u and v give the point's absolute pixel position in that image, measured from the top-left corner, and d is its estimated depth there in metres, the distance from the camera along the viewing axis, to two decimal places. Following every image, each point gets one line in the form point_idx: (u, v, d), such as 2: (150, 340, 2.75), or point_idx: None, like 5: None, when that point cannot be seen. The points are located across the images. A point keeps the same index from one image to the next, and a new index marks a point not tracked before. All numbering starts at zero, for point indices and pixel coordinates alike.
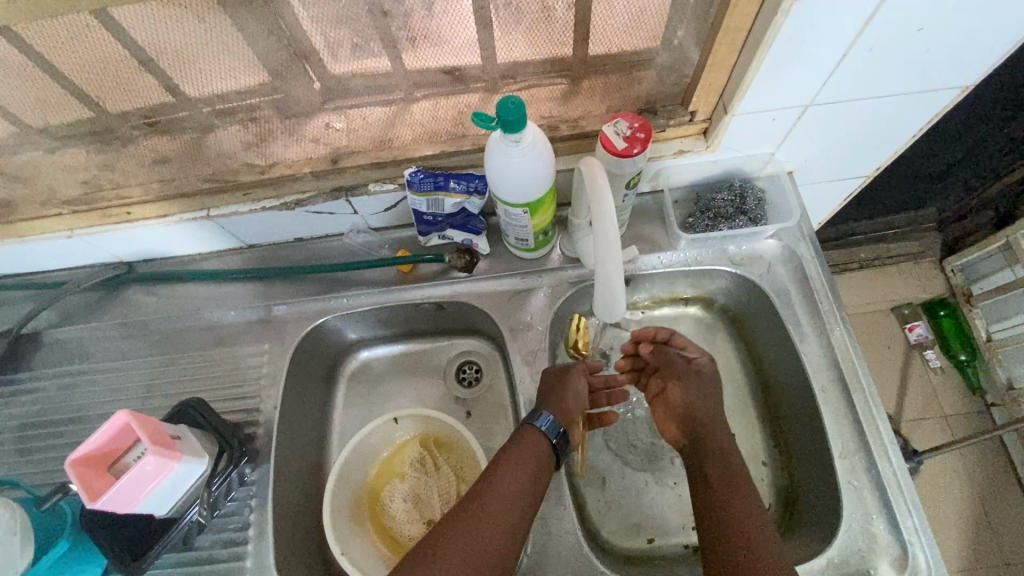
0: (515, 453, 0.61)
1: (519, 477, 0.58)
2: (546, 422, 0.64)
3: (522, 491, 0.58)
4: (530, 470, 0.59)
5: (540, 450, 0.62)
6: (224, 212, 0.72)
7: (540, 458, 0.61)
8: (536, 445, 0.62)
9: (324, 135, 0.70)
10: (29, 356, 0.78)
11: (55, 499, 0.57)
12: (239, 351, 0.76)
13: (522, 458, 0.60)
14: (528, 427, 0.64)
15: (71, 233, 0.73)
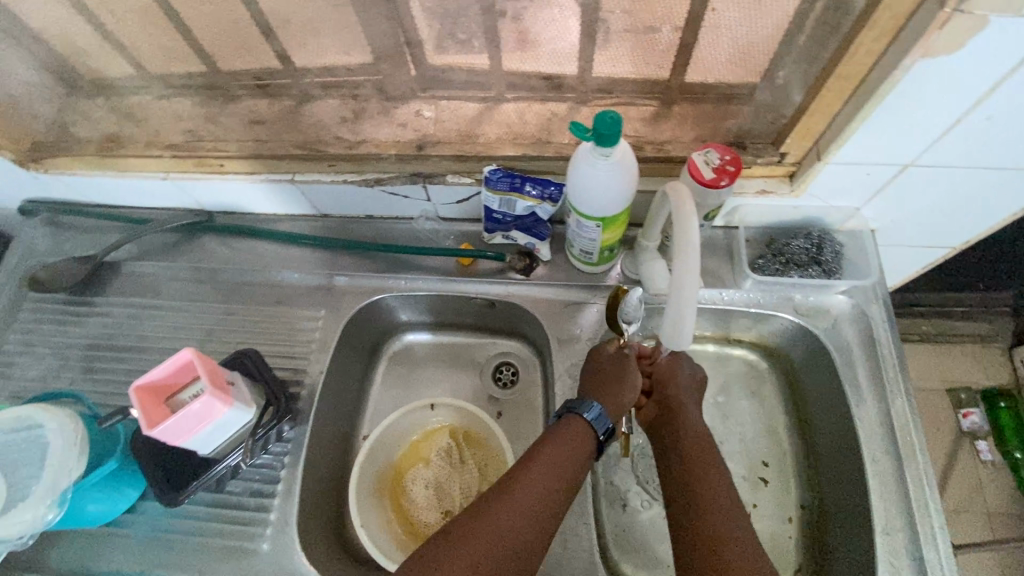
0: (555, 446, 0.60)
1: (556, 474, 0.58)
2: (593, 413, 0.63)
3: (556, 487, 0.58)
4: (568, 467, 0.59)
5: (583, 444, 0.61)
6: (307, 179, 0.73)
7: (583, 450, 0.61)
8: (578, 437, 0.61)
9: (413, 121, 0.72)
10: (106, 283, 0.83)
11: (115, 420, 0.61)
12: (295, 313, 0.79)
13: (562, 455, 0.60)
14: (576, 418, 0.63)
15: (166, 175, 0.76)
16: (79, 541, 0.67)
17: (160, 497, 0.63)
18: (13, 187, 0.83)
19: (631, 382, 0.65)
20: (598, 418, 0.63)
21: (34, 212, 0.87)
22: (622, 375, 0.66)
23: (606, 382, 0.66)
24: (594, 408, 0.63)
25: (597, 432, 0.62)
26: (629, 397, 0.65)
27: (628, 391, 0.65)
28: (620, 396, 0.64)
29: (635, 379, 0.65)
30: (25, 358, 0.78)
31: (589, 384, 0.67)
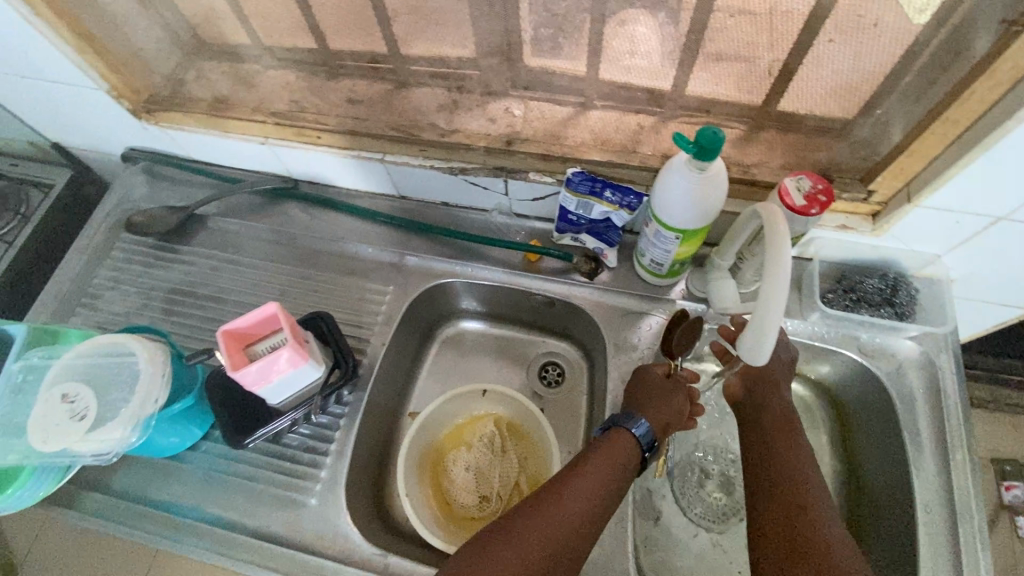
0: (603, 455, 0.62)
1: (604, 480, 0.59)
2: (641, 429, 0.64)
3: (604, 492, 0.59)
4: (616, 475, 0.60)
5: (631, 456, 0.63)
6: (396, 159, 0.77)
7: (630, 460, 0.62)
8: (624, 451, 0.62)
9: (502, 116, 0.75)
10: (193, 234, 0.88)
11: (200, 359, 0.66)
12: (364, 285, 0.82)
13: (606, 465, 0.61)
14: (623, 431, 0.64)
15: (266, 140, 0.80)
16: (144, 469, 0.72)
17: (227, 438, 0.67)
18: (122, 133, 0.90)
19: (676, 401, 0.67)
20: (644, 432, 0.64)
21: (136, 159, 0.93)
22: (666, 392, 0.68)
23: (651, 397, 0.67)
24: (638, 421, 0.64)
25: (642, 446, 0.63)
26: (671, 413, 0.67)
27: (671, 409, 0.67)
28: (663, 411, 0.66)
29: (678, 402, 0.67)
30: (112, 293, 0.83)
31: (632, 399, 0.68)
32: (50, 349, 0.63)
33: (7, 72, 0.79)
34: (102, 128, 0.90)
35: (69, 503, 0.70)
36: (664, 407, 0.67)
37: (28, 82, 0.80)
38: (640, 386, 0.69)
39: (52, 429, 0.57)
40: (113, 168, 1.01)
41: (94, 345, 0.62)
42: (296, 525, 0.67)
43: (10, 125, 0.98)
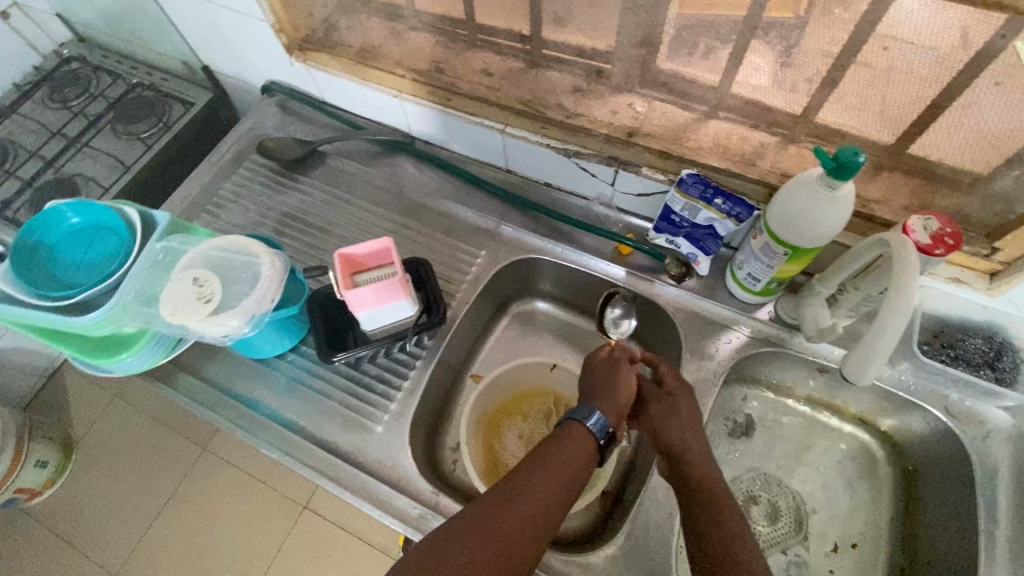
0: (558, 453, 0.60)
1: (558, 481, 0.57)
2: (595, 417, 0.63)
3: (548, 501, 0.56)
4: (567, 476, 0.58)
5: (584, 452, 0.61)
6: (516, 133, 0.81)
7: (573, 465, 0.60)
8: (579, 447, 0.60)
9: (623, 110, 0.77)
10: (311, 167, 0.95)
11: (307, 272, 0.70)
12: (458, 246, 0.86)
13: (562, 465, 0.58)
14: (576, 425, 0.62)
15: (400, 95, 0.86)
16: (234, 366, 0.78)
17: (320, 351, 0.72)
18: (268, 65, 0.97)
19: (626, 383, 0.67)
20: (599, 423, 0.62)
21: (272, 92, 1.01)
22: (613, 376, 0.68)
23: (602, 384, 0.67)
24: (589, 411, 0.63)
25: (597, 438, 0.62)
26: (623, 402, 0.66)
27: (623, 398, 0.66)
28: (613, 398, 0.65)
29: (629, 384, 0.67)
30: (232, 206, 0.90)
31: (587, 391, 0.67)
32: (186, 239, 0.70)
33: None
34: (252, 58, 0.97)
35: (167, 380, 0.77)
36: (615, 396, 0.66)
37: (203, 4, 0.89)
38: (594, 376, 0.68)
39: (183, 305, 0.63)
40: (249, 97, 1.10)
41: (224, 242, 0.68)
42: (362, 448, 0.71)
43: (171, 42, 1.08)
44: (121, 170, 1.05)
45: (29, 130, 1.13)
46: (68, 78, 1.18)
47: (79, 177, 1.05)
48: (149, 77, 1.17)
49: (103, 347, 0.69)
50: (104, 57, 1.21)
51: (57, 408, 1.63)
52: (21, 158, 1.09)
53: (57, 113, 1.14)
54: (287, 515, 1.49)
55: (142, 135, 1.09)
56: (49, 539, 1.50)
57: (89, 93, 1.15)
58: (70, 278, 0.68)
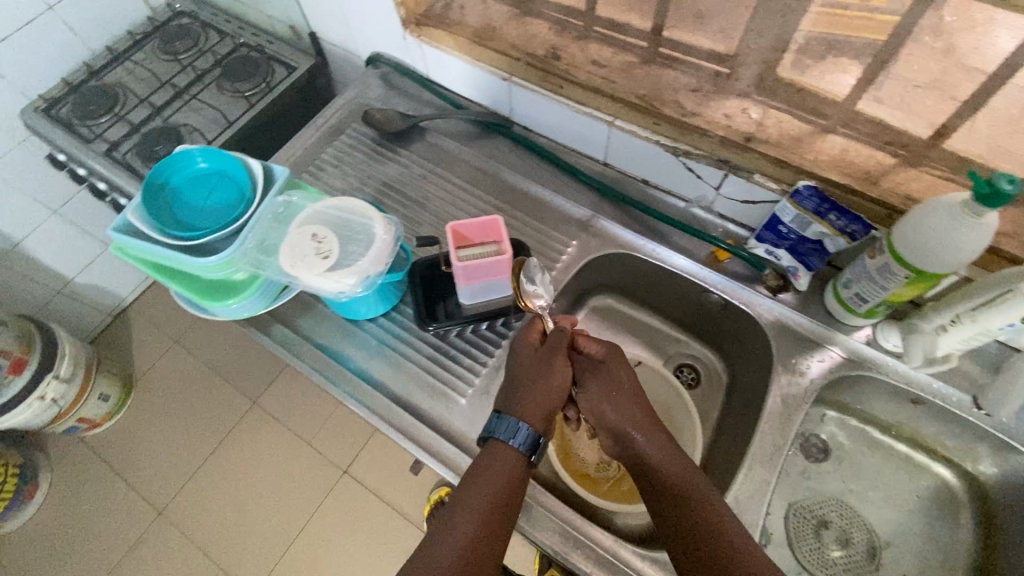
0: (485, 477, 0.58)
1: (489, 508, 0.56)
2: (511, 429, 0.60)
3: (496, 515, 0.56)
4: (497, 498, 0.57)
5: (511, 468, 0.59)
6: (626, 127, 0.81)
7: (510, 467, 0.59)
8: (504, 465, 0.59)
9: (736, 115, 0.75)
10: (411, 142, 0.97)
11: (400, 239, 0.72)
12: (549, 234, 0.86)
13: (489, 489, 0.57)
14: (500, 444, 0.60)
15: (509, 78, 0.87)
16: (327, 324, 0.81)
17: (420, 318, 0.76)
18: (378, 37, 0.98)
19: (552, 375, 0.65)
20: (524, 437, 0.60)
21: (377, 63, 1.02)
22: (542, 371, 0.65)
23: (531, 386, 0.64)
24: (509, 428, 0.60)
25: (526, 452, 0.60)
26: (553, 399, 0.64)
27: (558, 393, 0.64)
28: (544, 396, 0.63)
29: (555, 377, 0.64)
30: (334, 170, 0.93)
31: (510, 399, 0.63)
32: (306, 196, 0.72)
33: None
34: (362, 28, 0.99)
35: (263, 329, 0.80)
36: (547, 393, 0.64)
37: None
38: (517, 376, 0.65)
39: (302, 259, 0.65)
40: (350, 67, 1.12)
41: (341, 203, 0.70)
42: (445, 418, 0.73)
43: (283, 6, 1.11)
44: (224, 125, 1.09)
45: (139, 77, 1.17)
46: (177, 31, 1.22)
47: (184, 127, 1.09)
48: (254, 39, 1.20)
49: (212, 290, 0.71)
50: (213, 15, 1.24)
51: (122, 347, 1.70)
52: (131, 103, 1.13)
53: (167, 64, 1.18)
54: (326, 476, 1.53)
55: (246, 93, 1.12)
56: (101, 470, 1.56)
57: (198, 48, 1.19)
58: (189, 221, 0.70)
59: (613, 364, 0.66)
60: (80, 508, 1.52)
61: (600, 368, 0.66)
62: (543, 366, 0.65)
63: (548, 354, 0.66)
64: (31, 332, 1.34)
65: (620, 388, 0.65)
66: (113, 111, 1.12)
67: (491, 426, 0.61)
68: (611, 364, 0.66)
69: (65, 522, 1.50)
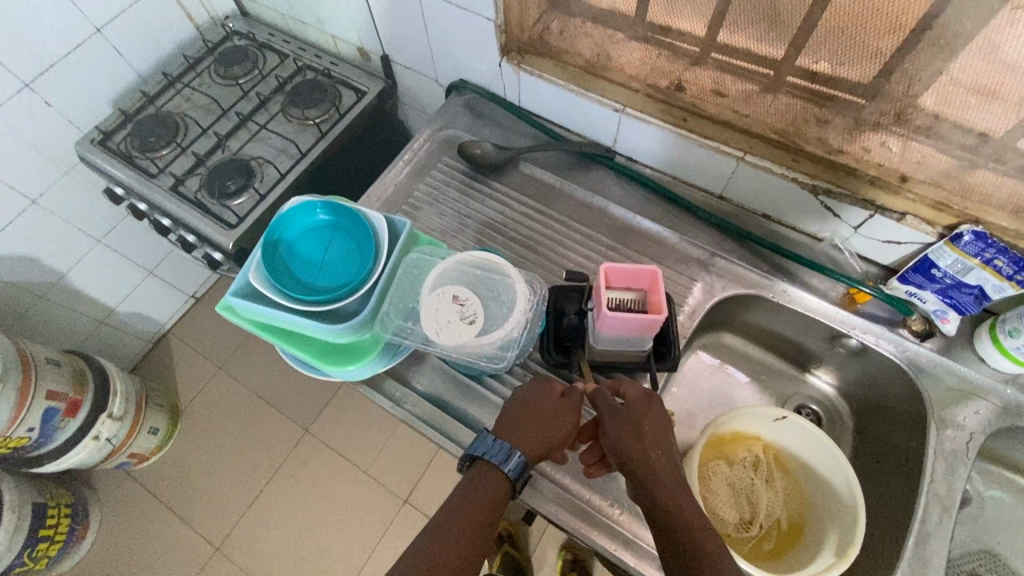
0: (469, 488, 0.59)
1: (470, 513, 0.57)
2: (501, 456, 0.60)
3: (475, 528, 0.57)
4: (479, 507, 0.58)
5: (499, 484, 0.60)
6: (756, 162, 0.76)
7: (497, 488, 0.59)
8: (492, 482, 0.59)
9: (875, 150, 0.71)
10: (506, 175, 0.91)
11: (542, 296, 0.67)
12: (667, 276, 0.82)
13: (470, 497, 0.58)
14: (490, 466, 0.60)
15: (622, 109, 0.81)
16: (443, 380, 0.75)
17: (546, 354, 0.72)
18: (467, 63, 0.93)
19: (557, 420, 0.62)
20: (512, 464, 0.59)
21: (463, 90, 0.97)
22: (547, 413, 0.63)
23: (534, 419, 0.62)
24: (500, 452, 0.60)
25: (512, 480, 0.60)
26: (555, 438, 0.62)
27: (561, 433, 0.62)
28: (544, 435, 0.61)
29: (558, 422, 0.62)
30: (430, 209, 0.88)
31: (507, 425, 0.63)
32: (434, 252, 0.68)
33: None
34: (450, 53, 0.93)
35: (376, 386, 0.75)
36: (550, 430, 0.62)
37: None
38: (521, 407, 0.64)
39: (447, 325, 0.61)
40: (426, 90, 1.06)
41: (477, 257, 0.66)
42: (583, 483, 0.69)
43: (354, 28, 1.05)
44: (297, 157, 1.03)
45: (198, 104, 1.10)
46: (233, 53, 1.15)
47: (253, 158, 1.03)
48: (319, 61, 1.14)
49: (331, 353, 0.66)
50: (271, 36, 1.18)
51: (164, 376, 1.64)
52: (193, 132, 1.06)
53: (226, 89, 1.11)
54: (387, 508, 1.48)
55: (316, 120, 1.06)
56: (152, 506, 1.50)
57: (257, 72, 1.12)
58: (307, 280, 0.65)
59: (631, 409, 0.61)
60: (132, 548, 1.46)
61: (615, 412, 0.62)
62: (548, 409, 0.63)
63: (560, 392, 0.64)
64: (82, 367, 1.28)
65: (638, 433, 0.60)
66: (174, 141, 1.04)
67: (480, 442, 0.62)
68: (629, 410, 0.61)
69: (119, 562, 1.44)
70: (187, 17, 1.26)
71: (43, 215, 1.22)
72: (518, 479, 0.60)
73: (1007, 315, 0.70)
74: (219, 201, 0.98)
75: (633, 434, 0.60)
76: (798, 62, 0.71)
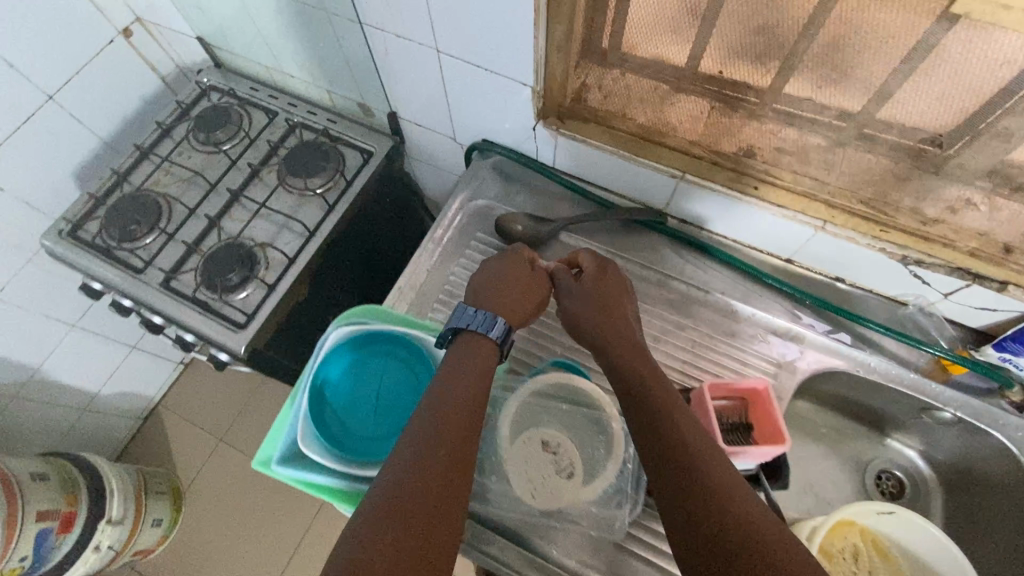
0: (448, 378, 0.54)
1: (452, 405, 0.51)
2: (478, 317, 0.59)
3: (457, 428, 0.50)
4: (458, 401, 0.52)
5: (486, 360, 0.57)
6: (837, 233, 0.69)
7: (483, 356, 0.57)
8: (479, 350, 0.57)
9: (967, 210, 0.64)
10: (550, 249, 0.82)
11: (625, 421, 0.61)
12: (742, 357, 0.75)
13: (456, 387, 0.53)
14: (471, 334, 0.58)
15: (681, 175, 0.73)
16: None
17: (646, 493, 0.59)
18: (493, 123, 0.83)
19: (523, 283, 0.66)
20: (498, 328, 0.58)
21: (488, 152, 0.87)
22: (511, 280, 0.66)
23: (504, 286, 0.65)
24: (482, 318, 0.58)
25: (500, 344, 0.59)
26: (524, 302, 0.65)
27: (534, 300, 0.66)
28: (516, 296, 0.64)
29: (529, 289, 0.66)
30: None
31: (484, 298, 0.64)
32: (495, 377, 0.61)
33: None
34: (473, 115, 0.83)
35: None
36: (524, 296, 0.65)
37: (441, 57, 0.75)
38: (489, 283, 0.65)
39: (541, 478, 0.53)
40: (441, 148, 0.96)
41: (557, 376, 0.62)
42: None
43: (355, 83, 0.93)
44: (303, 235, 0.91)
45: (178, 177, 0.97)
46: (212, 113, 1.01)
47: (252, 240, 0.91)
48: (312, 117, 1.02)
49: None
50: (253, 90, 1.05)
51: (160, 455, 1.51)
52: (178, 213, 0.93)
53: (209, 157, 0.98)
54: None
55: (319, 189, 0.94)
56: None
57: (243, 134, 0.99)
58: (348, 420, 0.56)
59: (589, 270, 0.68)
60: None
61: (574, 284, 0.67)
62: (511, 272, 0.66)
63: (522, 265, 0.67)
64: (73, 475, 1.15)
65: (598, 297, 0.65)
66: (158, 227, 0.91)
67: (460, 316, 0.60)
68: (585, 277, 0.67)
69: None
70: (150, 68, 1.10)
71: (8, 310, 1.07)
72: (504, 344, 0.59)
73: None
74: (221, 296, 0.86)
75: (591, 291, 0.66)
76: (880, 112, 0.61)
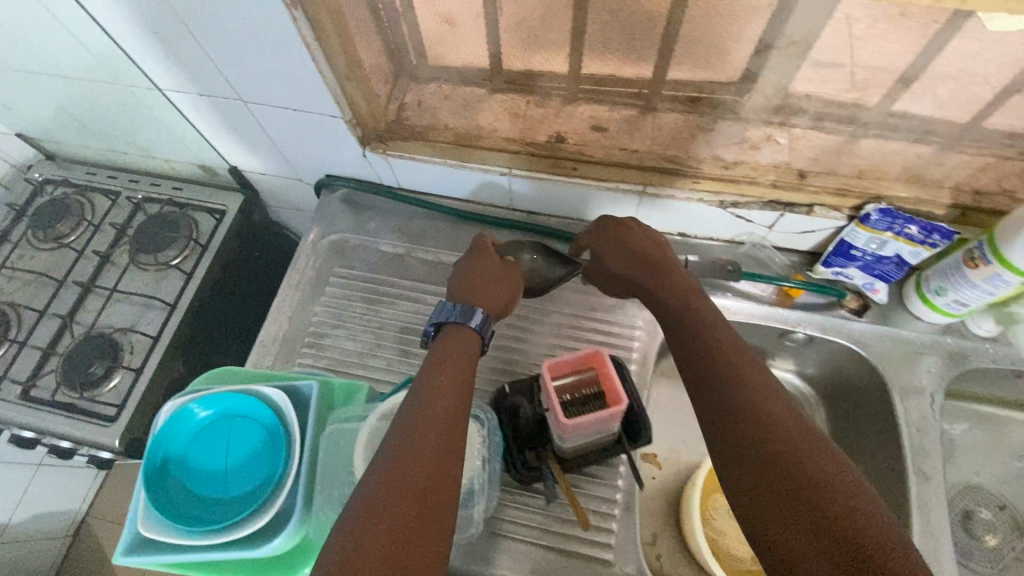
0: (454, 377, 0.53)
1: (451, 403, 0.50)
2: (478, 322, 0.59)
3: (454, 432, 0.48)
4: (460, 400, 0.51)
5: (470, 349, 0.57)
6: (658, 194, 0.73)
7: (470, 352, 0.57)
8: (467, 345, 0.57)
9: (757, 142, 0.70)
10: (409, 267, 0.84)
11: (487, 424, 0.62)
12: (608, 328, 0.78)
13: (459, 386, 0.52)
14: (462, 329, 0.58)
15: (508, 171, 0.76)
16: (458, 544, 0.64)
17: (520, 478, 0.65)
18: (324, 158, 0.83)
19: (507, 279, 0.66)
20: (477, 318, 0.59)
21: (334, 186, 0.87)
22: (492, 270, 0.66)
23: (482, 275, 0.65)
24: (460, 310, 0.60)
25: (478, 333, 0.59)
26: (501, 285, 0.65)
27: (511, 285, 0.66)
28: (496, 289, 0.64)
29: (510, 277, 0.66)
30: (338, 332, 0.78)
31: (459, 296, 0.63)
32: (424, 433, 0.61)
33: (185, 37, 0.64)
34: (304, 154, 0.83)
35: None
36: (501, 278, 0.66)
37: (250, 107, 0.75)
38: (468, 275, 0.65)
39: None
40: (292, 190, 0.95)
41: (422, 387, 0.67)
42: None
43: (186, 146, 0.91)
44: (165, 311, 0.88)
45: (20, 282, 0.92)
46: (50, 208, 0.97)
47: (112, 327, 0.88)
48: (158, 189, 0.99)
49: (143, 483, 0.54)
50: (91, 174, 1.01)
51: (101, 568, 1.43)
52: (29, 319, 0.89)
53: (54, 254, 0.94)
54: None
55: (175, 261, 0.91)
56: None
57: (86, 222, 0.95)
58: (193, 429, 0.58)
59: (610, 229, 0.68)
60: None
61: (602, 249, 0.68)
62: (495, 260, 0.67)
63: (495, 256, 0.68)
64: None
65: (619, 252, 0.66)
66: (7, 337, 0.86)
67: (440, 311, 0.60)
68: (607, 237, 0.68)
69: None
70: None
71: None
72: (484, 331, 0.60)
73: (929, 274, 0.71)
74: (88, 393, 0.82)
75: (613, 249, 0.67)
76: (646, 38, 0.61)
